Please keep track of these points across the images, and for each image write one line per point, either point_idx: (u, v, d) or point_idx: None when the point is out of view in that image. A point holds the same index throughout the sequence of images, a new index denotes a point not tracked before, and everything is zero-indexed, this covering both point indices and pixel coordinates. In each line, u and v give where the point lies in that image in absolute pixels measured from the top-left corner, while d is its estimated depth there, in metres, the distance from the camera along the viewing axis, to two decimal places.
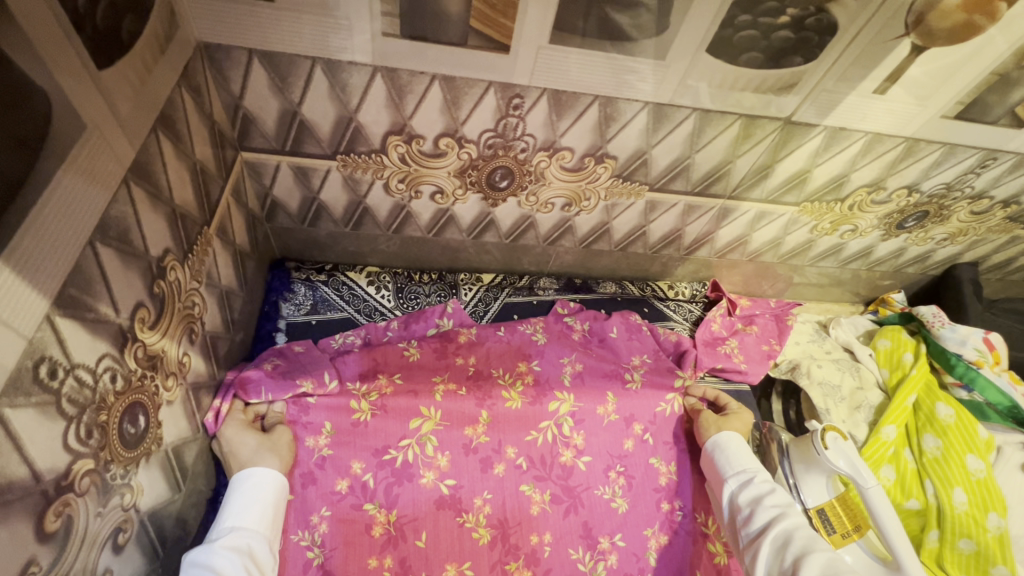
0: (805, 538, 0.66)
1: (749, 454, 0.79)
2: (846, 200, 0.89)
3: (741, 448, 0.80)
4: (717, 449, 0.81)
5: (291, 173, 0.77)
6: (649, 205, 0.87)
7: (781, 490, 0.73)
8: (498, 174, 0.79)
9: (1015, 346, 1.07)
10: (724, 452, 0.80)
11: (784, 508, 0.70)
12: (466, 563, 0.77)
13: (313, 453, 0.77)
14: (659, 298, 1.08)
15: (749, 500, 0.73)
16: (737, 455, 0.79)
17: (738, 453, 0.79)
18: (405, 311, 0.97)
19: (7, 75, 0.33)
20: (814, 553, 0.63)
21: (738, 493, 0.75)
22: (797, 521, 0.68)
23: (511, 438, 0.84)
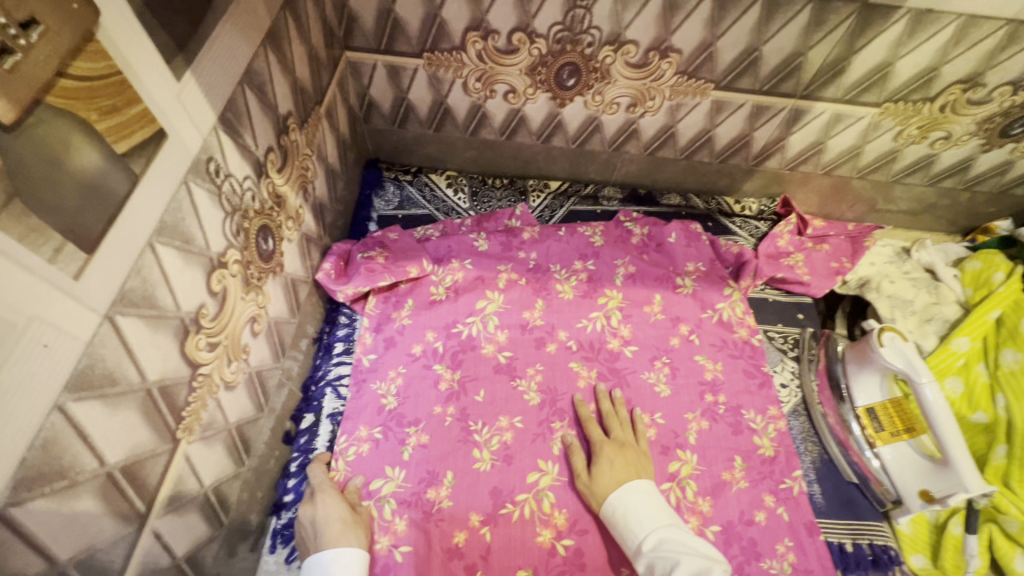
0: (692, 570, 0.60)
1: (645, 509, 0.70)
2: (936, 99, 0.84)
3: (644, 502, 0.70)
4: (619, 512, 0.71)
5: (386, 73, 0.89)
6: (715, 105, 0.89)
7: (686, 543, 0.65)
8: (565, 71, 0.85)
9: None
10: (634, 508, 0.70)
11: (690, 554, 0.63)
12: (518, 417, 0.86)
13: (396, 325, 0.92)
14: (726, 213, 1.08)
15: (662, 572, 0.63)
16: (638, 512, 0.69)
17: (655, 508, 0.69)
18: (478, 212, 1.07)
19: None
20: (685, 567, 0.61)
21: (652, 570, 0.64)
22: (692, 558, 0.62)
23: (562, 323, 0.95)
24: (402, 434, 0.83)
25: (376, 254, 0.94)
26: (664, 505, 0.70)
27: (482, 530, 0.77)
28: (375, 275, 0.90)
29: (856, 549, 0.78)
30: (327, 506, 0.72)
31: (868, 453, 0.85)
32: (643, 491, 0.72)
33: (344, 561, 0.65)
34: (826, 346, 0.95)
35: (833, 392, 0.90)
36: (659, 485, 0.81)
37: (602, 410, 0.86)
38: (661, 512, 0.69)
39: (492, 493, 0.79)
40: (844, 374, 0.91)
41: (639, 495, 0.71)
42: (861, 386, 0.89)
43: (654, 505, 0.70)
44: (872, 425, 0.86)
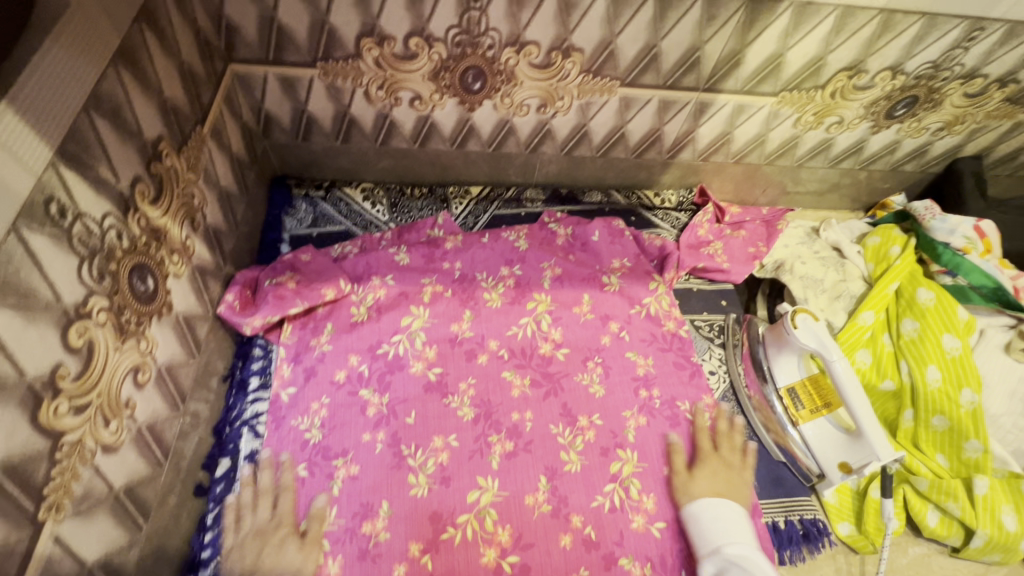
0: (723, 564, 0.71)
1: (722, 523, 0.74)
2: (826, 86, 0.88)
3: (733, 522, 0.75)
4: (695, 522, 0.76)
5: (279, 85, 0.83)
6: (623, 103, 0.89)
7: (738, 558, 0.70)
8: (469, 74, 0.82)
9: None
10: (711, 519, 0.75)
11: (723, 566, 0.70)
12: (452, 435, 0.83)
13: (316, 353, 0.87)
14: (647, 207, 1.10)
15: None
16: (715, 525, 0.74)
17: (731, 521, 0.74)
18: (398, 223, 1.03)
19: None
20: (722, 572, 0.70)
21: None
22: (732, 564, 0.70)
23: (491, 333, 0.93)
24: (329, 468, 0.78)
25: (287, 279, 0.88)
26: (742, 524, 0.75)
27: (422, 560, 0.73)
28: (285, 302, 0.84)
29: (788, 526, 0.82)
30: (275, 534, 0.72)
31: (792, 432, 0.88)
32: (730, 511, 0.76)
33: None
34: (749, 329, 0.98)
35: (757, 375, 0.92)
36: (602, 487, 0.81)
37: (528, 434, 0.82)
38: (741, 529, 0.74)
39: (432, 518, 0.76)
40: (765, 355, 0.93)
41: (726, 512, 0.75)
42: (780, 368, 0.90)
43: (736, 522, 0.74)
44: (793, 405, 0.88)
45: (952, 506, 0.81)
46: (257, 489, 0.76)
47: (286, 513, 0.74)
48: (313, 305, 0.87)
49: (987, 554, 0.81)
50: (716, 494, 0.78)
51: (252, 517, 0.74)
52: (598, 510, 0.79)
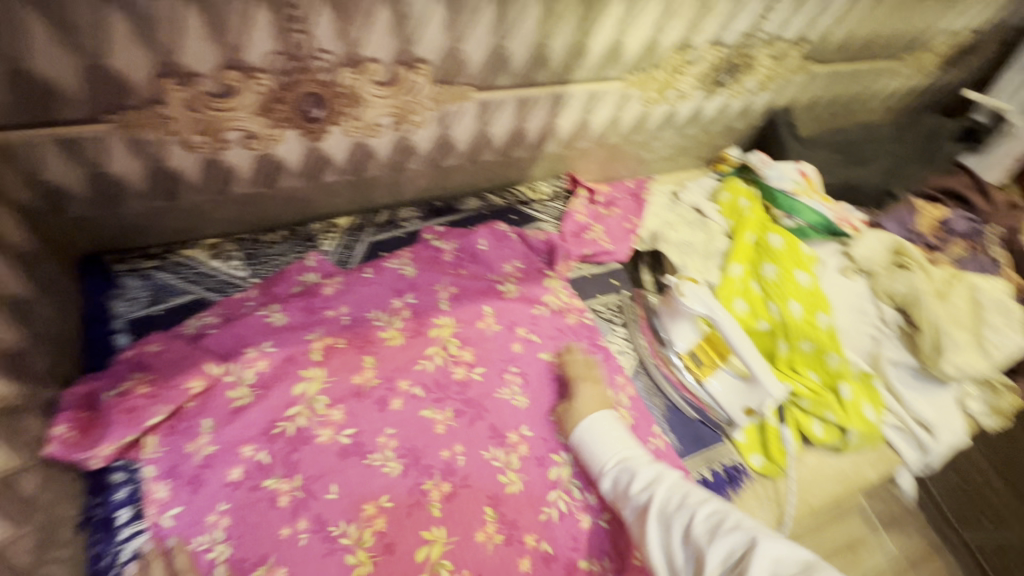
0: (644, 486, 0.73)
1: (602, 437, 0.81)
2: (662, 65, 0.93)
3: (605, 430, 0.81)
4: (584, 443, 0.82)
5: (58, 149, 0.65)
6: (481, 107, 0.85)
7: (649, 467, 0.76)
8: (307, 101, 0.72)
9: (843, 169, 1.16)
10: (600, 436, 0.81)
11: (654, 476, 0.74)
12: (384, 496, 0.77)
13: (198, 459, 0.73)
14: (524, 202, 1.09)
15: (628, 486, 0.74)
16: (600, 448, 0.80)
17: (607, 435, 0.80)
18: (262, 275, 0.90)
19: None
20: (651, 487, 0.73)
21: (629, 483, 0.75)
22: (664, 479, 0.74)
23: (400, 373, 0.86)
24: None
25: (136, 383, 0.73)
26: (620, 429, 0.82)
27: None
28: (140, 415, 0.70)
29: (715, 476, 0.89)
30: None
31: (700, 391, 0.95)
32: (607, 427, 0.82)
33: (603, 432, 0.81)
34: (645, 303, 1.03)
35: (659, 345, 0.98)
36: (546, 498, 0.81)
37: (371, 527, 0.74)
38: (620, 436, 0.81)
39: None
40: (662, 325, 0.99)
41: (601, 428, 0.81)
42: (678, 333, 0.97)
43: (612, 436, 0.81)
44: (694, 365, 0.96)
45: (830, 415, 0.95)
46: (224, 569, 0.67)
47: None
48: (179, 406, 0.73)
49: (860, 445, 0.97)
50: (595, 410, 0.85)
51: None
52: (548, 522, 0.80)
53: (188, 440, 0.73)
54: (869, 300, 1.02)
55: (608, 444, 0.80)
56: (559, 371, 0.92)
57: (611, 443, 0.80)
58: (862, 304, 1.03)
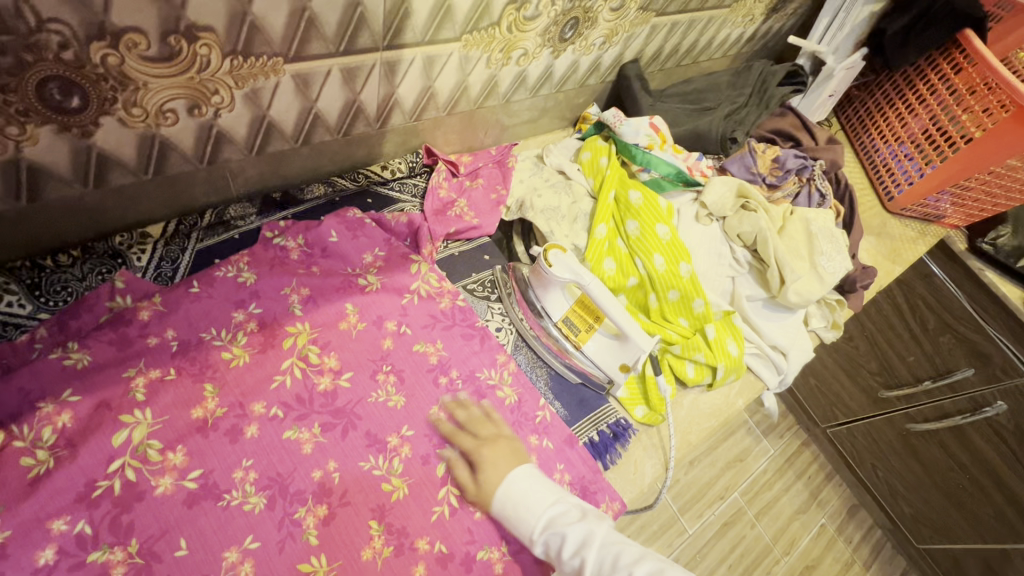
0: (580, 548, 0.73)
1: (523, 501, 0.77)
2: (500, 22, 0.87)
3: (528, 486, 0.78)
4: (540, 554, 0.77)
5: None
6: (299, 81, 0.74)
7: (580, 525, 0.75)
8: (53, 88, 0.57)
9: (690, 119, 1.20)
10: (521, 494, 0.77)
11: (587, 534, 0.74)
12: (248, 537, 0.68)
13: None
14: (379, 182, 1.00)
15: (561, 552, 0.73)
16: (525, 519, 0.76)
17: (532, 492, 0.77)
18: (56, 309, 0.74)
19: None
20: (585, 546, 0.72)
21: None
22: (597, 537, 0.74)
23: (252, 395, 0.75)
24: None
25: None
26: (543, 483, 0.79)
27: None
28: None
29: (601, 436, 0.92)
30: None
31: (578, 356, 0.96)
32: (528, 486, 0.78)
33: (527, 490, 0.77)
34: (517, 275, 1.00)
35: (536, 316, 0.97)
36: (435, 496, 0.78)
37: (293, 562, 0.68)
38: (542, 491, 0.78)
39: None
40: (536, 296, 0.97)
41: (523, 486, 0.78)
42: (552, 302, 0.96)
43: (534, 497, 0.77)
44: (571, 332, 0.96)
45: (700, 356, 1.01)
46: None
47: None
48: None
49: (728, 378, 1.04)
50: (511, 468, 0.79)
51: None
52: (440, 520, 0.77)
53: None
54: (724, 242, 1.09)
55: (533, 502, 0.76)
56: (434, 362, 0.88)
57: (538, 502, 0.77)
58: (718, 247, 1.09)
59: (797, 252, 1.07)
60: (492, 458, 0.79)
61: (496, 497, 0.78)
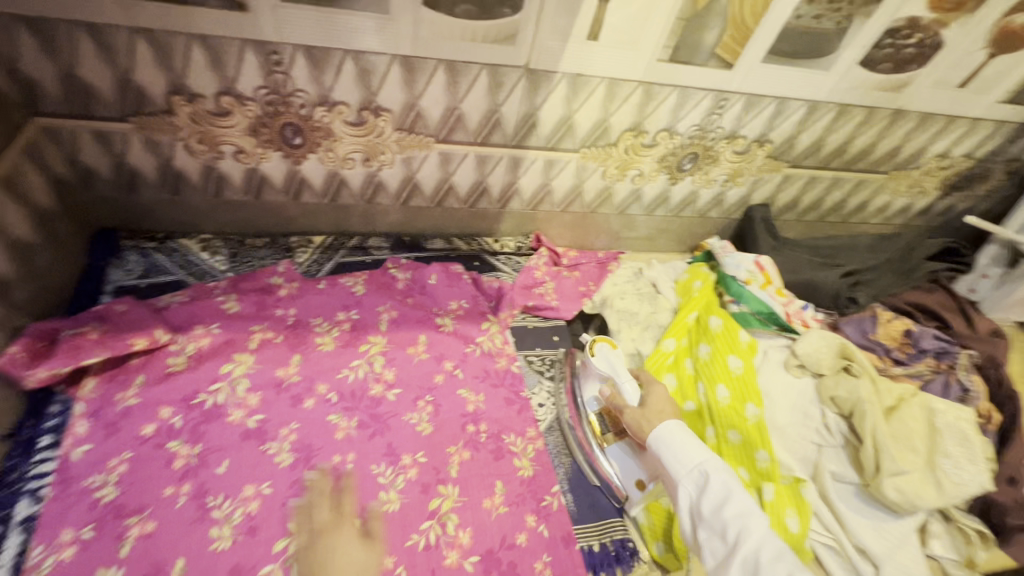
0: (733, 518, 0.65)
1: (691, 439, 0.76)
2: (617, 144, 1.02)
3: (684, 434, 0.76)
4: (662, 444, 0.77)
5: (93, 139, 0.84)
6: (442, 157, 0.98)
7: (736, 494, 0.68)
8: (288, 130, 0.88)
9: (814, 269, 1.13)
10: (678, 441, 0.76)
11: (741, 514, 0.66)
12: (266, 483, 0.82)
13: (121, 409, 0.83)
14: (490, 252, 1.18)
15: (704, 507, 0.69)
16: (685, 444, 0.75)
17: (691, 441, 0.75)
18: (238, 272, 1.02)
19: None
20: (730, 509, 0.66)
21: (698, 498, 0.71)
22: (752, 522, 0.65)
23: (321, 377, 0.93)
24: (120, 527, 0.74)
25: (90, 329, 0.83)
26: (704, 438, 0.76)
27: None
28: (80, 352, 0.79)
29: (602, 548, 0.86)
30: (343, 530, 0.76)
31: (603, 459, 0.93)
32: (690, 425, 0.79)
33: (684, 441, 0.76)
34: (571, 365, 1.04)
35: (575, 404, 0.99)
36: (418, 525, 0.83)
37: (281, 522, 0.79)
38: (704, 445, 0.75)
39: (231, 571, 0.74)
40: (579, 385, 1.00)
41: (682, 430, 0.77)
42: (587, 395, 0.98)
43: (703, 439, 0.76)
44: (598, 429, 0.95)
45: None
46: (106, 510, 0.75)
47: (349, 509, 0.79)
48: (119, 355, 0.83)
49: None
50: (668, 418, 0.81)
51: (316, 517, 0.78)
52: (412, 549, 0.80)
53: (117, 391, 0.83)
54: (815, 401, 0.97)
55: (682, 452, 0.74)
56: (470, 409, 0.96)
57: (688, 452, 0.74)
58: (806, 406, 0.97)
59: (909, 442, 0.90)
60: (658, 400, 0.85)
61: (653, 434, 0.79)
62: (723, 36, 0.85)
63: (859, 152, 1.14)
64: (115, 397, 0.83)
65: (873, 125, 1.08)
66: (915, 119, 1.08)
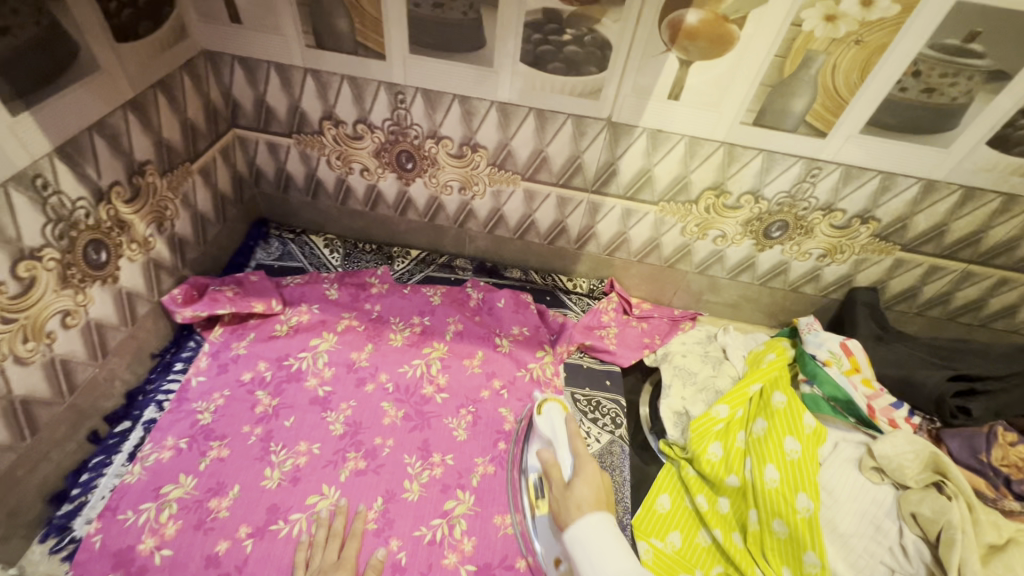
0: None
1: (608, 547, 0.67)
2: (698, 201, 1.03)
3: (601, 537, 0.68)
4: (578, 545, 0.69)
5: (266, 147, 1.10)
6: (527, 194, 1.08)
7: None
8: (403, 157, 1.06)
9: (915, 368, 0.99)
10: (590, 548, 0.67)
11: None
12: (317, 444, 0.94)
13: (233, 355, 1.03)
14: (563, 290, 1.23)
15: None
16: (600, 552, 0.67)
17: (607, 548, 0.67)
18: (346, 268, 1.21)
19: (61, 36, 0.68)
20: None
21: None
22: None
23: (385, 367, 1.05)
24: (205, 447, 0.91)
25: (228, 289, 1.06)
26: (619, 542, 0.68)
27: (245, 542, 0.82)
28: (216, 303, 1.02)
29: None
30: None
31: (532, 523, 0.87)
32: (610, 529, 0.69)
33: (600, 545, 0.67)
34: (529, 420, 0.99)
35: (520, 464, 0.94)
36: (429, 520, 0.87)
37: (318, 481, 0.90)
38: (621, 552, 0.67)
39: (268, 508, 0.86)
40: (528, 443, 0.95)
41: (598, 533, 0.68)
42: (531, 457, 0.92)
43: (621, 548, 0.67)
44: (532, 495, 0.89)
45: None
46: (199, 431, 0.93)
47: (350, 557, 0.79)
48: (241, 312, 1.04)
49: None
50: (593, 509, 0.72)
51: (319, 560, 0.80)
52: (418, 540, 0.85)
53: (233, 341, 1.04)
54: (891, 516, 0.82)
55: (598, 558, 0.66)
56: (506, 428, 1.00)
57: (604, 556, 0.66)
58: (879, 518, 0.83)
59: None
60: (583, 486, 0.76)
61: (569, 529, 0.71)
62: (814, 104, 0.84)
63: (997, 245, 0.99)
64: (232, 345, 1.04)
65: (1015, 215, 0.94)
66: None
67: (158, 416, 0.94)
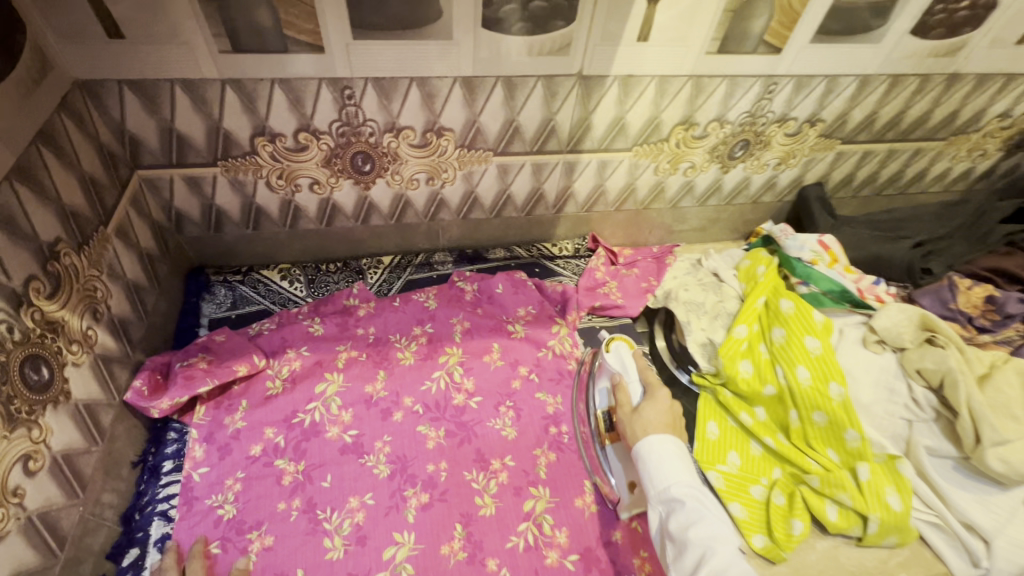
0: (702, 547, 0.66)
1: (670, 460, 0.74)
2: (669, 139, 1.03)
3: (668, 458, 0.74)
4: (643, 459, 0.75)
5: (184, 185, 0.91)
6: (501, 169, 1.02)
7: (709, 524, 0.68)
8: (359, 159, 0.93)
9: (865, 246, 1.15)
10: (654, 464, 0.74)
11: (710, 544, 0.66)
12: (369, 494, 0.86)
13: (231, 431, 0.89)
14: (548, 257, 1.21)
15: (674, 526, 0.70)
16: (666, 464, 0.74)
17: (668, 463, 0.74)
18: (316, 297, 1.08)
19: None
20: (699, 538, 0.67)
21: (668, 518, 0.71)
22: (723, 555, 0.65)
23: (406, 390, 0.97)
24: (243, 542, 0.79)
25: (198, 359, 0.91)
26: (680, 457, 0.74)
27: None
28: (193, 382, 0.87)
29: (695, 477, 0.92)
30: None
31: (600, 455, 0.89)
32: (674, 449, 0.75)
33: (663, 463, 0.74)
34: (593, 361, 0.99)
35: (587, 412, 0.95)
36: (516, 527, 0.85)
37: (387, 531, 0.82)
38: (682, 469, 0.73)
39: None
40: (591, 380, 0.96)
41: (663, 451, 0.74)
42: (598, 389, 0.93)
43: (683, 462, 0.74)
44: (600, 426, 0.89)
45: (844, 496, 0.86)
46: (230, 528, 0.80)
47: None
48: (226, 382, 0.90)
49: (886, 538, 0.86)
50: (658, 431, 0.77)
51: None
52: (513, 551, 0.83)
53: (224, 417, 0.89)
54: (899, 376, 0.94)
55: (658, 471, 0.74)
56: (550, 411, 0.98)
57: (664, 471, 0.73)
58: (890, 381, 0.94)
59: (1009, 411, 0.86)
60: (652, 414, 0.79)
61: (638, 447, 0.77)
62: (771, 22, 0.86)
63: (914, 121, 1.12)
64: (223, 420, 0.89)
65: (928, 92, 1.06)
66: (973, 82, 1.06)
67: (170, 531, 0.80)
